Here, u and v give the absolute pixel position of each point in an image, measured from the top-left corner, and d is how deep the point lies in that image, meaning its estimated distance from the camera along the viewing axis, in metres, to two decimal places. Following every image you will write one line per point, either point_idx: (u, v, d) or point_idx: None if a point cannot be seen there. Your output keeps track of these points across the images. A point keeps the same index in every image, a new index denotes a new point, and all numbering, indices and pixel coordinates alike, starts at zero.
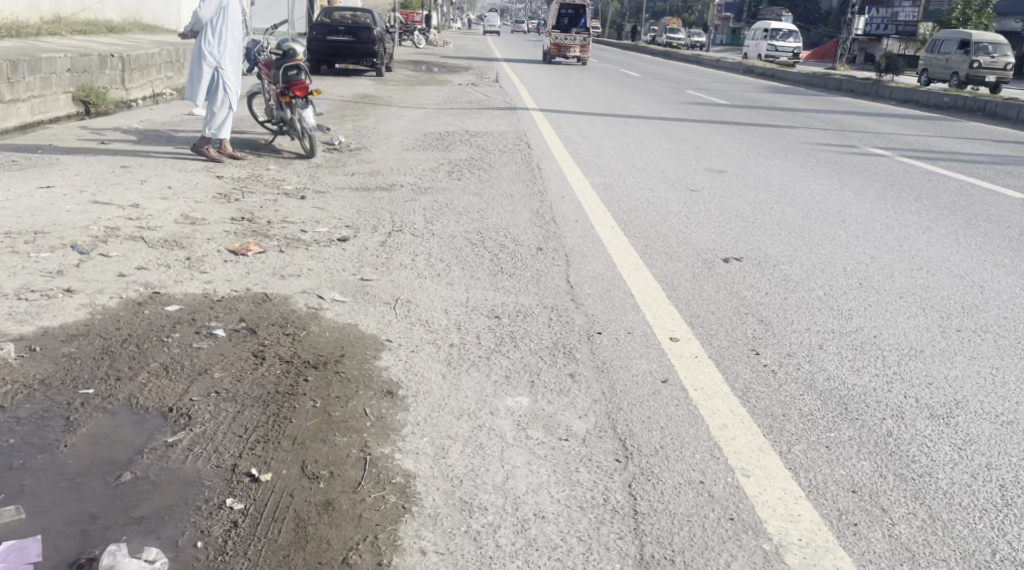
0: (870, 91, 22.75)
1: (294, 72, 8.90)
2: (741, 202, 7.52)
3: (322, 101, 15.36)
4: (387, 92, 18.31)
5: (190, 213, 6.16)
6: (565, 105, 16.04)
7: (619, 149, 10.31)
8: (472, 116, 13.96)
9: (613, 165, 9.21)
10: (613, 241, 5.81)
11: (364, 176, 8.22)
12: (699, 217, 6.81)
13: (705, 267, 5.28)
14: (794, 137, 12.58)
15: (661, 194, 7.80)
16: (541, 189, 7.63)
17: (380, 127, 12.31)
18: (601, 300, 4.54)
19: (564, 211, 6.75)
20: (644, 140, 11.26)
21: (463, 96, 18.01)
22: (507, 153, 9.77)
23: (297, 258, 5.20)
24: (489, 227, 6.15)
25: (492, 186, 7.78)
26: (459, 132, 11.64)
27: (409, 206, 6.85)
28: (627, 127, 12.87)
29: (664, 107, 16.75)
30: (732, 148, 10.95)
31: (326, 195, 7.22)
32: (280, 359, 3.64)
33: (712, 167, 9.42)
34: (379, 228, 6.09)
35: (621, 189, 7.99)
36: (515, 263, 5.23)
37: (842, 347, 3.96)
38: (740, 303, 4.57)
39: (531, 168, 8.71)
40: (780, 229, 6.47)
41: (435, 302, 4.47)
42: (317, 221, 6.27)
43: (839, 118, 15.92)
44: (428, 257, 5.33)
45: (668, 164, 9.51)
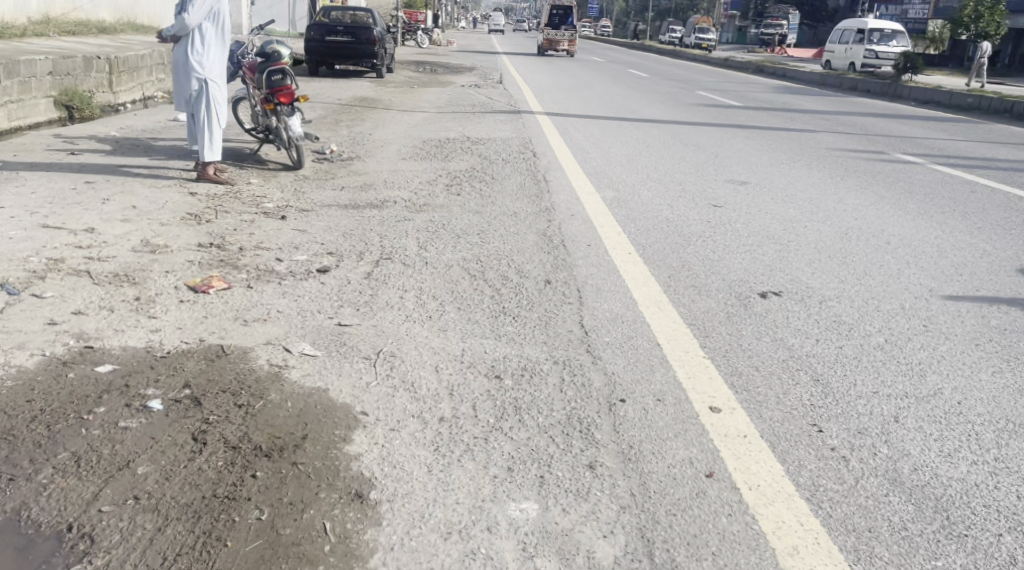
0: (890, 91, 21.91)
1: (278, 76, 8.16)
2: (770, 219, 6.78)
3: (318, 104, 14.66)
4: (387, 95, 17.58)
5: (152, 239, 5.45)
6: (572, 107, 15.29)
7: (632, 158, 9.58)
8: (475, 121, 13.22)
9: (627, 176, 8.47)
10: (632, 272, 5.09)
11: (355, 191, 7.51)
12: (726, 238, 6.07)
13: (740, 305, 4.54)
14: (817, 142, 11.83)
15: (681, 210, 7.07)
16: (548, 205, 6.91)
17: (377, 133, 11.59)
18: (621, 351, 3.81)
19: (575, 233, 6.02)
20: (658, 147, 10.52)
21: (466, 98, 17.29)
22: (512, 162, 9.03)
23: (267, 296, 4.48)
24: (490, 253, 5.43)
25: (495, 201, 7.06)
26: (461, 139, 10.92)
27: (402, 227, 6.14)
28: (639, 132, 12.12)
29: (677, 109, 16.00)
30: (753, 155, 10.19)
31: (310, 214, 6.51)
32: (226, 443, 2.90)
33: (735, 178, 8.67)
34: (365, 256, 5.37)
35: (637, 204, 7.26)
36: (520, 301, 4.51)
37: (922, 419, 3.23)
38: (788, 355, 3.83)
39: (537, 181, 7.99)
40: (818, 252, 5.72)
41: (424, 356, 3.74)
42: (296, 246, 5.55)
43: (861, 121, 15.16)
44: (420, 293, 4.61)
45: (685, 174, 8.77)
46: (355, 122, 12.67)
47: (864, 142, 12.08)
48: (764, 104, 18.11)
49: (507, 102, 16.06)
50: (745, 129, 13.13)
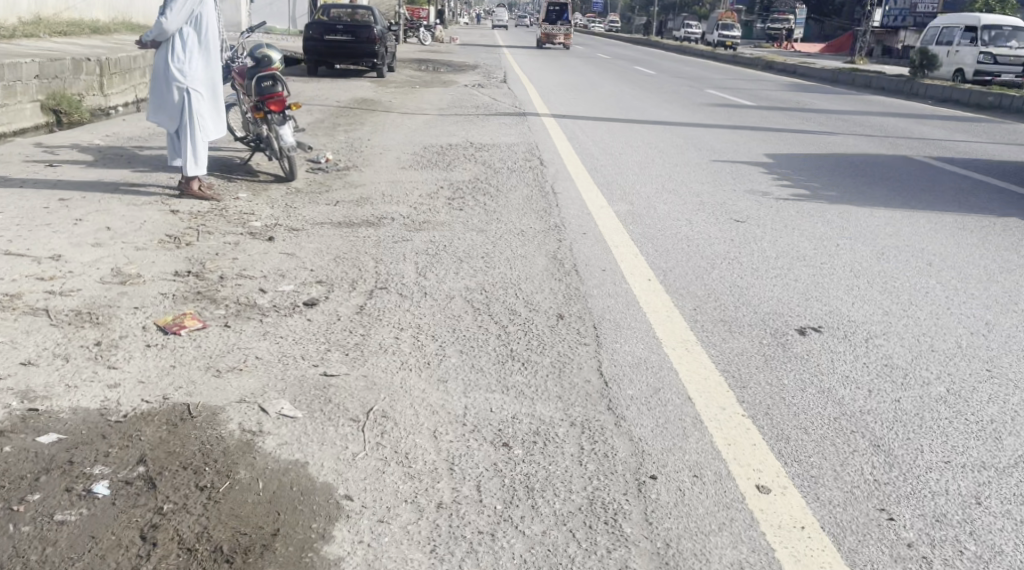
0: (904, 89, 21.41)
1: (269, 82, 7.61)
2: (797, 236, 6.30)
3: (315, 108, 14.18)
4: (387, 96, 17.07)
5: (124, 266, 4.97)
6: (579, 109, 14.80)
7: (645, 166, 9.08)
8: (478, 124, 12.72)
9: (640, 187, 7.99)
10: (653, 305, 4.61)
11: (350, 206, 7.03)
12: (752, 260, 5.58)
13: (777, 345, 4.05)
14: (836, 145, 11.33)
15: (700, 226, 6.58)
16: (558, 222, 6.43)
17: (376, 139, 11.11)
18: (647, 408, 3.32)
19: (588, 255, 5.55)
20: (671, 153, 10.03)
21: (468, 99, 16.78)
22: (517, 172, 8.55)
23: (246, 338, 3.99)
24: (496, 281, 4.96)
25: (500, 218, 6.58)
26: (464, 145, 10.45)
27: (400, 249, 5.66)
28: (650, 136, 11.63)
29: (687, 110, 15.50)
30: (771, 162, 9.70)
31: (301, 234, 6.03)
32: (180, 544, 2.42)
33: (754, 188, 8.18)
34: (358, 285, 4.89)
35: (653, 219, 6.78)
36: (530, 342, 4.04)
37: (1008, 501, 2.74)
38: (840, 412, 3.34)
39: (545, 193, 7.50)
40: (856, 278, 5.23)
41: (422, 415, 3.26)
42: (283, 274, 5.07)
43: (879, 121, 14.64)
44: (417, 332, 4.13)
45: (701, 184, 8.28)
46: (354, 127, 12.19)
47: (885, 145, 11.59)
48: (776, 104, 17.59)
49: (511, 103, 15.56)
50: (759, 131, 12.64)
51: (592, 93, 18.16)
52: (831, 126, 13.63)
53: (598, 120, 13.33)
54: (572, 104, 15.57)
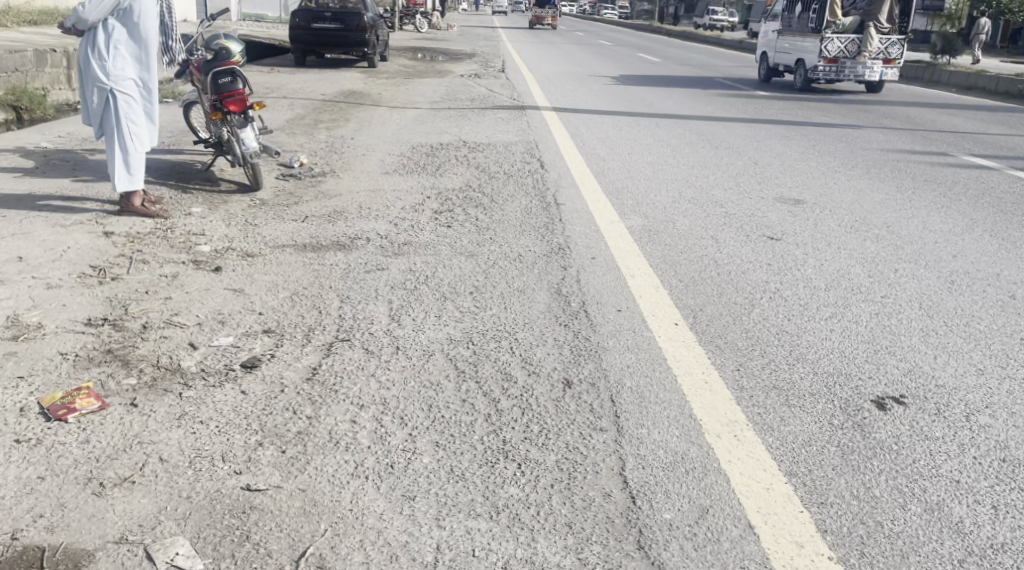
0: (924, 76, 20.44)
1: (227, 79, 6.58)
2: (845, 259, 5.35)
3: (299, 102, 13.20)
4: (378, 88, 16.07)
5: (24, 313, 4.00)
6: (581, 101, 13.83)
7: (658, 170, 8.12)
8: (473, 120, 11.73)
9: (654, 195, 7.03)
10: (687, 363, 3.65)
11: (319, 224, 6.06)
12: (797, 294, 4.62)
13: (856, 430, 3.10)
14: (865, 143, 10.37)
15: (729, 246, 5.62)
16: (562, 245, 5.48)
17: (360, 137, 10.15)
18: (696, 551, 2.36)
19: (600, 290, 4.60)
20: (685, 154, 9.06)
21: (464, 91, 15.79)
22: (514, 178, 7.58)
23: (152, 426, 3.01)
24: (487, 331, 4.00)
25: (494, 238, 5.65)
26: (456, 145, 9.49)
27: (372, 283, 4.71)
28: (661, 132, 10.67)
29: (697, 102, 14.53)
30: (797, 164, 8.76)
31: (257, 261, 5.07)
32: None
33: (784, 195, 7.23)
34: (315, 337, 3.93)
35: (674, 237, 5.80)
36: (530, 427, 3.06)
37: None
38: (966, 555, 2.39)
39: (546, 205, 6.54)
40: (930, 319, 4.30)
41: (376, 563, 2.30)
42: (223, 319, 4.11)
43: (904, 112, 13.67)
44: (383, 412, 3.17)
45: (724, 191, 7.33)
46: (337, 123, 11.23)
47: (918, 141, 10.63)
48: (791, 93, 16.61)
49: (510, 96, 14.57)
50: (779, 125, 11.66)
51: (595, 84, 17.17)
52: (855, 119, 12.65)
53: (604, 114, 12.34)
54: (574, 96, 14.58)
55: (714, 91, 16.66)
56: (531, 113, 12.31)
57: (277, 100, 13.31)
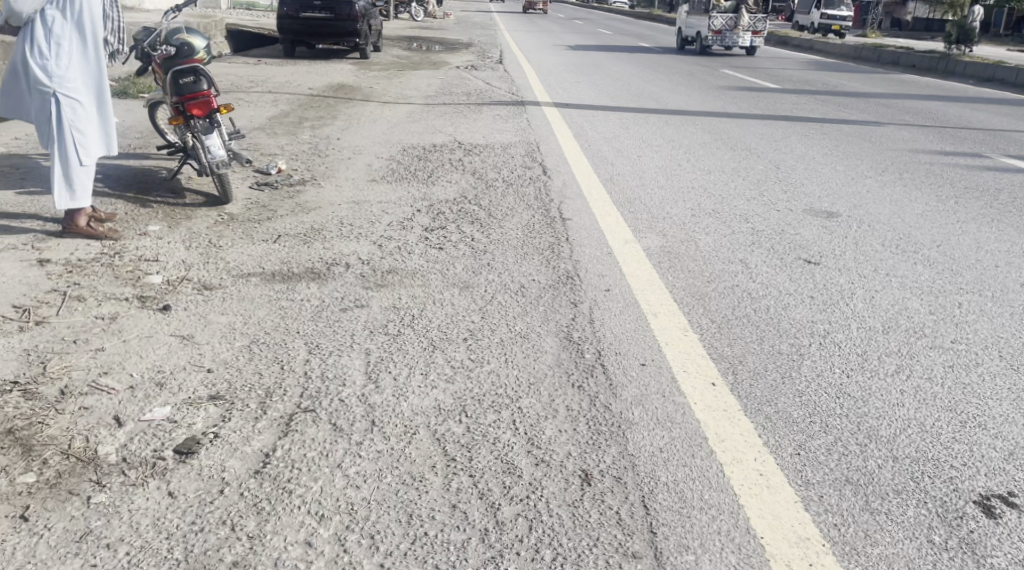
0: (938, 68, 19.70)
1: (188, 78, 5.82)
2: (897, 288, 4.63)
3: (285, 97, 12.46)
4: (369, 81, 15.34)
5: None
6: (584, 96, 13.08)
7: (672, 177, 7.40)
8: (469, 117, 11.00)
9: (670, 208, 6.30)
10: (735, 444, 2.93)
11: (292, 245, 5.32)
12: (852, 340, 3.89)
13: (965, 558, 2.39)
14: (891, 142, 9.63)
15: (762, 272, 4.88)
16: (571, 273, 4.76)
17: (347, 137, 9.42)
18: None
19: (618, 335, 3.88)
20: (700, 158, 8.33)
21: (460, 83, 15.05)
22: (514, 187, 6.85)
23: (39, 556, 2.34)
24: (484, 397, 3.26)
25: (492, 264, 4.93)
26: (450, 146, 8.76)
27: (348, 326, 3.98)
28: (671, 132, 9.94)
29: (707, 96, 13.79)
30: (822, 168, 8.02)
31: (215, 296, 4.35)
32: None
33: (814, 206, 6.50)
34: (272, 404, 3.20)
35: (697, 260, 5.07)
36: (539, 556, 2.36)
37: None
38: None
39: (550, 222, 5.83)
40: (1017, 373, 3.59)
41: None
42: (162, 380, 3.38)
43: (926, 107, 12.93)
44: (349, 529, 2.46)
45: (747, 202, 6.61)
46: (323, 121, 10.49)
47: (948, 139, 9.89)
48: (803, 86, 15.86)
49: (507, 90, 13.84)
50: (796, 122, 10.92)
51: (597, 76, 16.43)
52: (876, 115, 11.90)
53: (608, 110, 11.61)
54: (576, 90, 13.84)
55: (723, 83, 15.92)
56: (531, 109, 11.57)
57: (262, 95, 12.56)
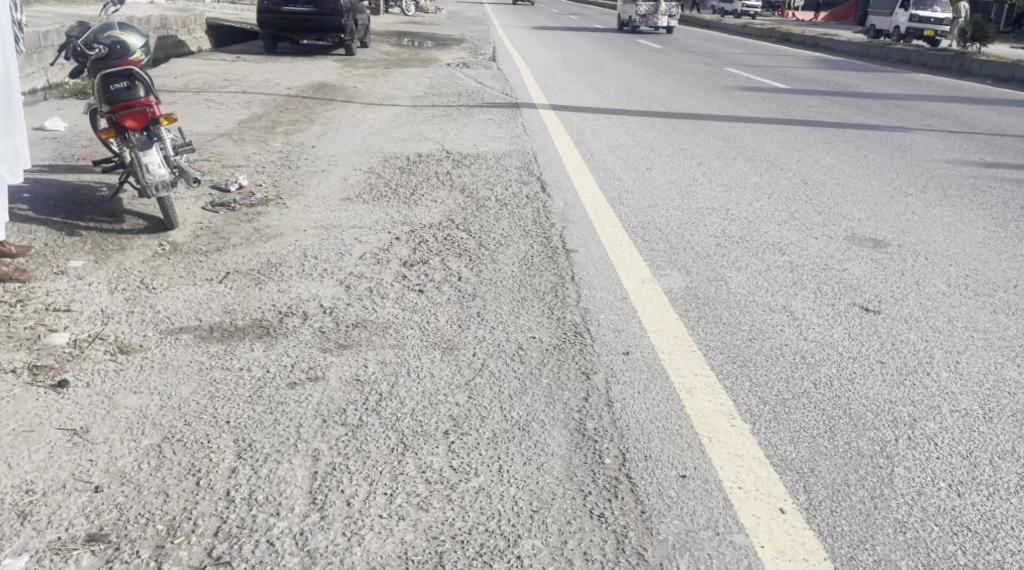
0: (950, 66, 18.86)
1: (123, 83, 4.90)
2: (981, 348, 3.78)
3: (261, 99, 11.57)
4: (353, 80, 14.46)
5: None
6: (583, 98, 12.22)
7: (687, 197, 6.53)
8: (459, 121, 10.13)
9: (691, 238, 5.43)
10: None
11: (243, 285, 4.43)
12: (949, 433, 3.02)
13: None
14: (924, 151, 8.78)
15: (813, 324, 3.99)
16: (580, 327, 3.89)
17: (323, 146, 8.55)
18: None
19: (646, 425, 2.99)
20: (716, 172, 7.48)
21: (450, 82, 14.18)
22: (508, 211, 5.98)
23: None
24: (470, 536, 2.37)
25: (481, 313, 4.05)
26: (437, 157, 7.90)
27: (294, 409, 3.08)
28: (681, 140, 9.08)
29: (713, 98, 12.94)
30: (854, 183, 7.16)
31: (130, 362, 3.45)
32: None
33: (855, 232, 5.64)
34: (170, 549, 2.31)
35: (732, 308, 4.19)
36: None
37: None
38: None
39: (550, 257, 4.96)
40: None
41: None
42: (28, 503, 2.49)
43: (950, 110, 12.10)
44: None
45: (777, 226, 5.75)
46: (298, 126, 9.61)
47: (984, 148, 9.04)
48: (814, 86, 15.02)
49: (501, 90, 12.96)
50: (814, 128, 10.06)
51: (596, 75, 15.57)
52: (899, 120, 11.05)
53: (609, 114, 10.75)
54: (574, 91, 12.97)
55: (730, 83, 15.07)
56: (527, 113, 10.71)
57: (236, 96, 11.67)
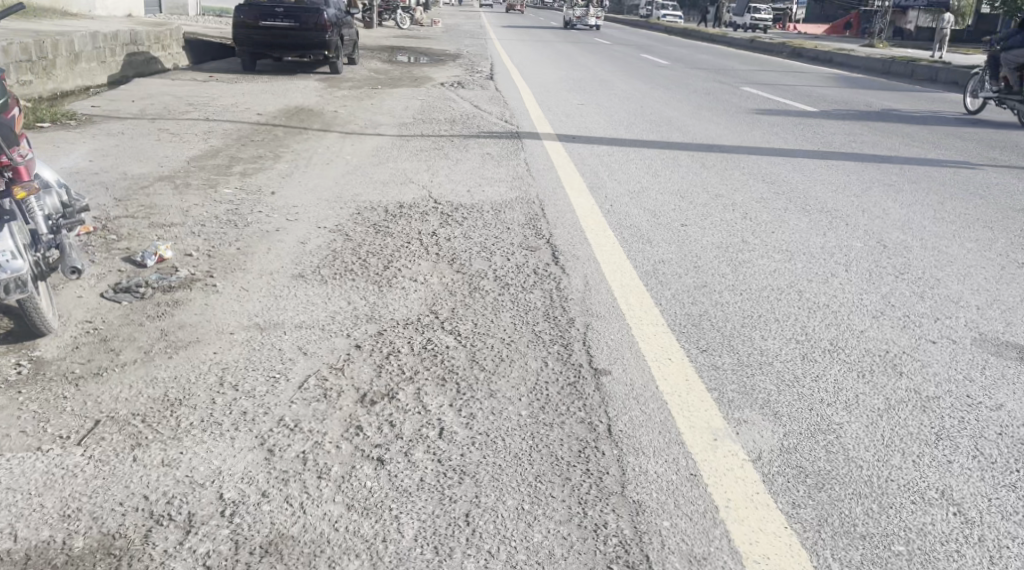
0: (986, 85, 17.43)
1: None
2: None
3: (226, 128, 10.15)
4: (335, 103, 13.04)
5: None
6: (592, 125, 10.79)
7: (738, 270, 5.05)
8: (450, 156, 8.67)
9: (763, 342, 3.95)
10: None
11: (110, 449, 2.94)
12: None
13: None
14: (1007, 195, 7.31)
15: (1004, 539, 2.51)
16: (632, 552, 2.40)
17: (282, 192, 7.12)
18: None
19: None
20: (766, 230, 6.02)
21: (442, 106, 12.71)
22: (510, 300, 4.49)
23: None
24: None
25: (471, 517, 2.55)
26: (421, 210, 6.45)
27: None
28: (715, 182, 7.60)
29: (739, 124, 11.49)
30: (946, 246, 5.68)
31: None
32: None
33: (982, 331, 4.16)
34: None
35: (863, 496, 2.69)
36: None
37: None
38: None
39: (571, 385, 3.46)
40: None
41: None
42: None
43: (1011, 139, 10.64)
44: None
45: (874, 320, 4.27)
46: (261, 165, 8.19)
47: None
48: (848, 109, 13.56)
49: (500, 115, 11.54)
50: (867, 164, 8.59)
51: (605, 96, 14.14)
52: (959, 153, 9.57)
53: (624, 148, 9.30)
54: (581, 116, 11.51)
55: (754, 106, 13.64)
56: (530, 146, 9.25)
57: (197, 125, 10.25)
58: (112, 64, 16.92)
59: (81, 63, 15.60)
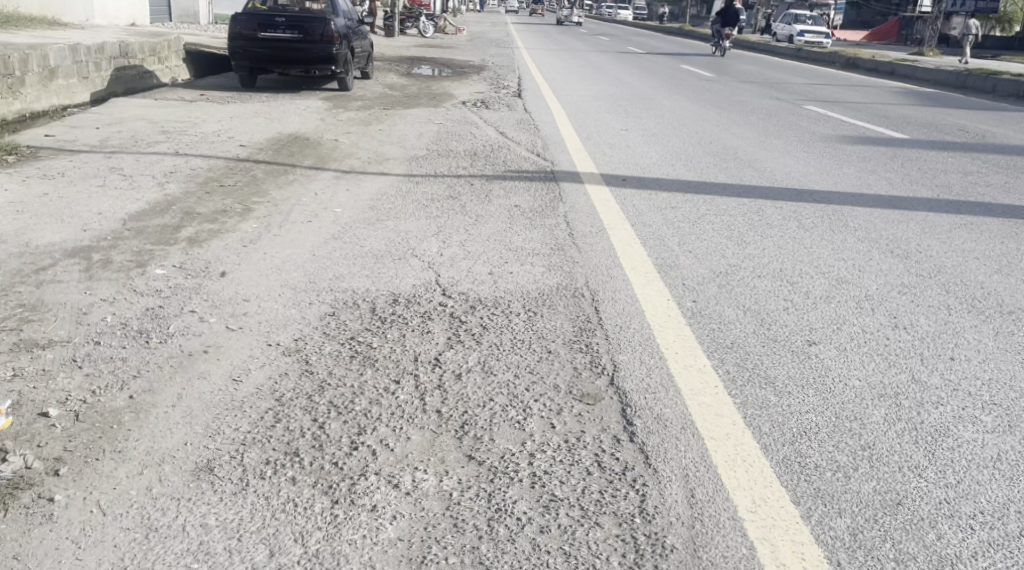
0: None
1: None
2: None
3: (195, 166, 8.25)
4: (337, 128, 11.12)
5: None
6: (643, 160, 8.81)
7: (940, 459, 3.03)
8: (469, 209, 6.71)
9: None
10: None
11: None
12: None
13: None
14: None
15: None
16: None
17: (234, 271, 5.18)
18: None
19: None
20: (934, 352, 4.01)
21: (462, 132, 10.77)
22: (565, 550, 2.49)
23: None
24: None
25: None
26: (422, 310, 4.50)
27: None
28: (826, 254, 5.60)
29: (823, 157, 9.43)
30: None
31: None
32: None
33: None
34: None
35: None
36: None
37: None
38: None
39: None
40: None
41: None
42: None
43: None
44: None
45: None
46: (221, 224, 6.28)
47: None
48: (943, 136, 11.45)
49: (531, 146, 9.58)
50: (1015, 222, 6.54)
51: (653, 119, 12.14)
52: None
53: (692, 195, 7.32)
54: (627, 148, 9.56)
55: (830, 131, 11.57)
56: (570, 192, 7.29)
57: (159, 163, 8.36)
58: (97, 78, 15.12)
59: (57, 80, 13.79)
